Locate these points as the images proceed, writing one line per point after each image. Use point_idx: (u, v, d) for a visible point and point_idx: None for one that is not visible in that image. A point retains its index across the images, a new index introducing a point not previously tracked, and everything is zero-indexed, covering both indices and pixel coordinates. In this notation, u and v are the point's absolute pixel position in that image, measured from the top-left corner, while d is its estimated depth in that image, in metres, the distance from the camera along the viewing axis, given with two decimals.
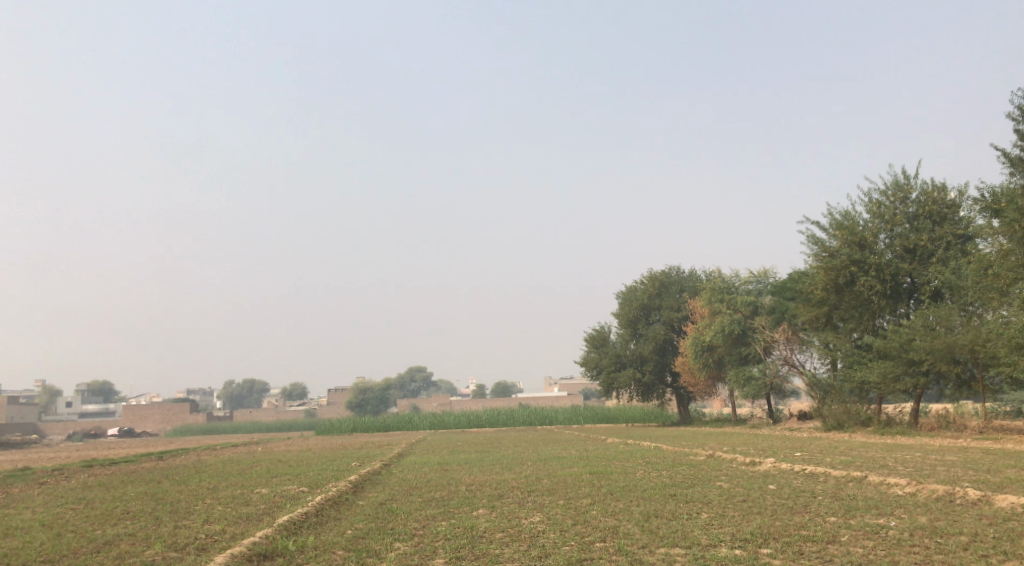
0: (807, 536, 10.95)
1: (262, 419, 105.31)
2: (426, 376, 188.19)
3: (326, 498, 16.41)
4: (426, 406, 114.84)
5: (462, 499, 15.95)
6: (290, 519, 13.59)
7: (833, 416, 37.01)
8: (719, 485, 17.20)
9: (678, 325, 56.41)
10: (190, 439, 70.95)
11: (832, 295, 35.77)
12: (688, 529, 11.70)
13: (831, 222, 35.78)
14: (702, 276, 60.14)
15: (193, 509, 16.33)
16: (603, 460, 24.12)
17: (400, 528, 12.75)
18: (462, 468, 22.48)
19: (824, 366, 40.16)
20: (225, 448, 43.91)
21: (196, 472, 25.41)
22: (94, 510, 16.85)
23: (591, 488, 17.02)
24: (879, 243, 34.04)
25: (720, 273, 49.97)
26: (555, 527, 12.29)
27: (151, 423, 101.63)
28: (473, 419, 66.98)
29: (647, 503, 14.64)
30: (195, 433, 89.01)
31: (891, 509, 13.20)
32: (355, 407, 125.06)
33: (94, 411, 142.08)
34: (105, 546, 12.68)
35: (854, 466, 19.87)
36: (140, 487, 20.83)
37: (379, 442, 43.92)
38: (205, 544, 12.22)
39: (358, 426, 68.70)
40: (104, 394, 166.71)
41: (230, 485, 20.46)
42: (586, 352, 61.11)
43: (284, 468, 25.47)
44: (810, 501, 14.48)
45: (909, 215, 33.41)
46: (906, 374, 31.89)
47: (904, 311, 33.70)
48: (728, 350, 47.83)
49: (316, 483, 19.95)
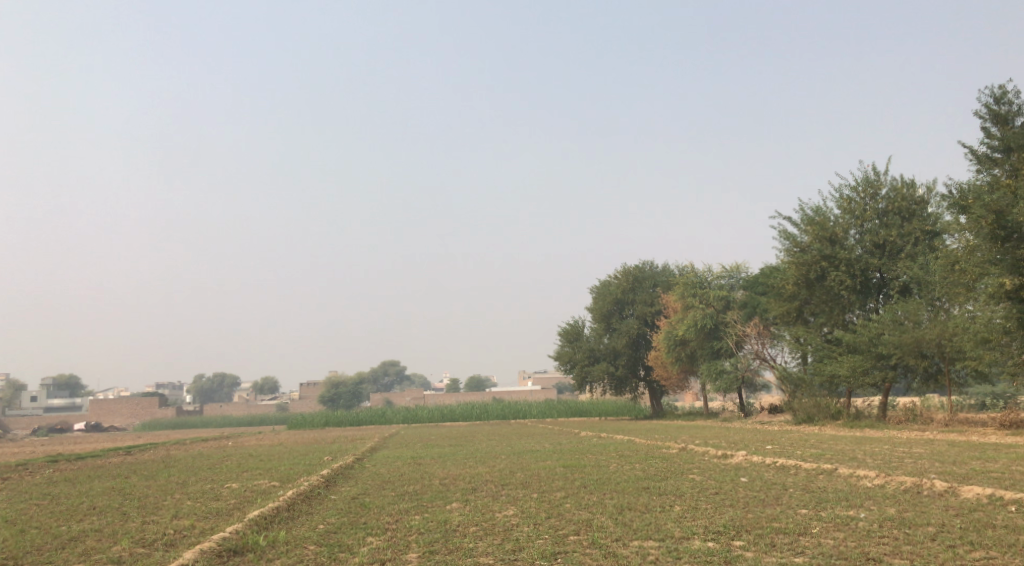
0: (778, 528, 11.02)
1: (233, 413, 104.31)
2: (399, 370, 187.34)
3: (297, 493, 16.25)
4: (399, 400, 114.43)
5: (436, 493, 15.89)
6: (262, 514, 13.43)
7: (803, 409, 37.44)
8: (691, 478, 17.29)
9: (651, 320, 56.69)
10: (159, 434, 70.03)
11: (802, 290, 36.15)
12: (662, 522, 11.74)
13: (803, 217, 36.15)
14: (675, 270, 60.49)
15: (162, 504, 16.09)
16: (577, 453, 24.20)
17: (372, 523, 12.66)
18: (436, 462, 22.42)
19: (795, 360, 40.59)
20: (195, 443, 43.40)
21: (165, 467, 25.06)
22: (59, 505, 16.53)
23: (565, 482, 17.03)
24: (849, 239, 34.46)
25: (693, 268, 50.30)
26: (528, 520, 12.26)
27: (119, 417, 100.18)
28: (446, 413, 66.87)
29: (620, 496, 14.67)
30: (164, 428, 87.91)
31: (860, 501, 13.37)
32: (327, 402, 124.17)
33: (59, 405, 139.74)
34: (70, 542, 12.42)
35: (825, 459, 20.10)
36: (107, 483, 20.50)
37: (352, 436, 43.65)
38: (173, 540, 12.03)
39: (330, 421, 68.28)
40: (71, 388, 164.00)
41: (200, 480, 20.19)
42: (560, 346, 61.21)
43: (255, 463, 25.22)
44: (781, 493, 14.61)
45: (879, 211, 33.85)
46: (874, 368, 32.32)
47: (874, 305, 34.14)
48: (701, 344, 48.20)
49: (288, 478, 19.77)
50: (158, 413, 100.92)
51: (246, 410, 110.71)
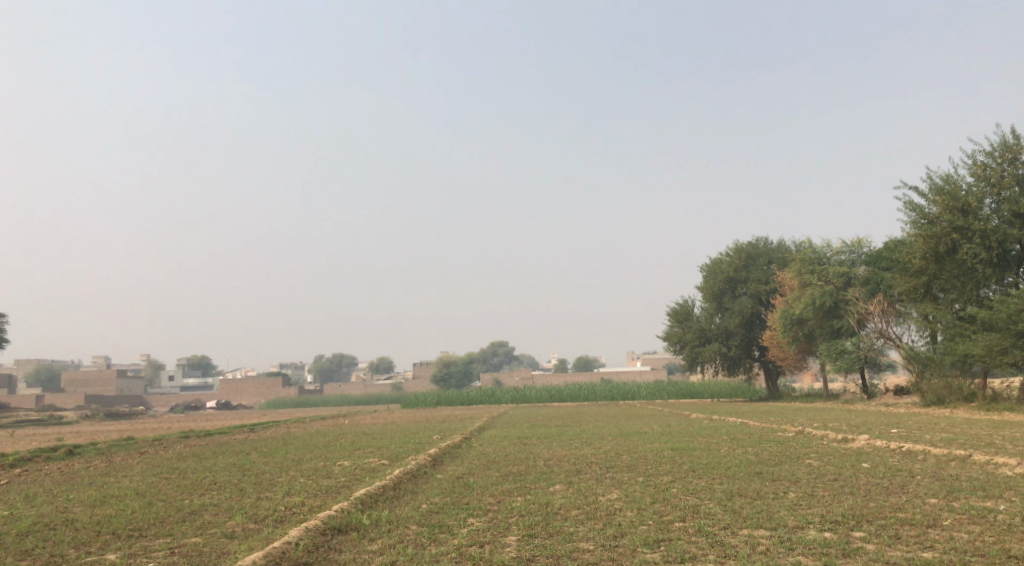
0: (904, 519, 10.21)
1: (351, 393, 108.17)
2: (509, 350, 189.00)
3: (404, 471, 16.45)
4: (508, 380, 115.45)
5: (540, 474, 15.77)
6: (367, 492, 13.64)
7: (933, 391, 35.26)
8: (808, 463, 16.41)
9: (766, 298, 54.57)
10: (283, 412, 73.51)
11: (931, 264, 33.82)
12: (774, 510, 11.10)
13: (931, 186, 33.78)
14: (791, 246, 57.89)
15: (277, 480, 16.70)
16: (687, 435, 23.62)
17: (474, 504, 12.59)
18: (542, 442, 22.34)
19: (924, 339, 38.13)
20: (315, 421, 45.17)
21: (285, 444, 26.07)
22: (186, 479, 17.44)
23: (672, 465, 16.52)
24: (984, 208, 31.90)
25: (812, 244, 47.99)
26: (632, 505, 11.87)
27: (247, 396, 105.78)
28: (555, 393, 66.97)
29: (731, 481, 14.06)
30: (289, 406, 92.10)
31: (998, 492, 12.27)
32: (440, 382, 126.33)
33: (194, 385, 148.84)
34: (190, 515, 12.98)
35: (958, 444, 18.68)
36: (229, 458, 21.50)
37: (463, 416, 44.39)
38: (283, 516, 12.36)
39: (442, 400, 69.67)
40: (203, 368, 174.40)
41: (314, 457, 20.87)
42: (669, 326, 59.96)
43: (368, 440, 25.93)
44: (908, 480, 13.61)
45: (1019, 177, 31.15)
46: (1014, 347, 29.91)
47: (1013, 280, 31.49)
48: (820, 323, 46.09)
49: (397, 456, 20.17)
50: (282, 392, 105.87)
51: (363, 389, 114.60)
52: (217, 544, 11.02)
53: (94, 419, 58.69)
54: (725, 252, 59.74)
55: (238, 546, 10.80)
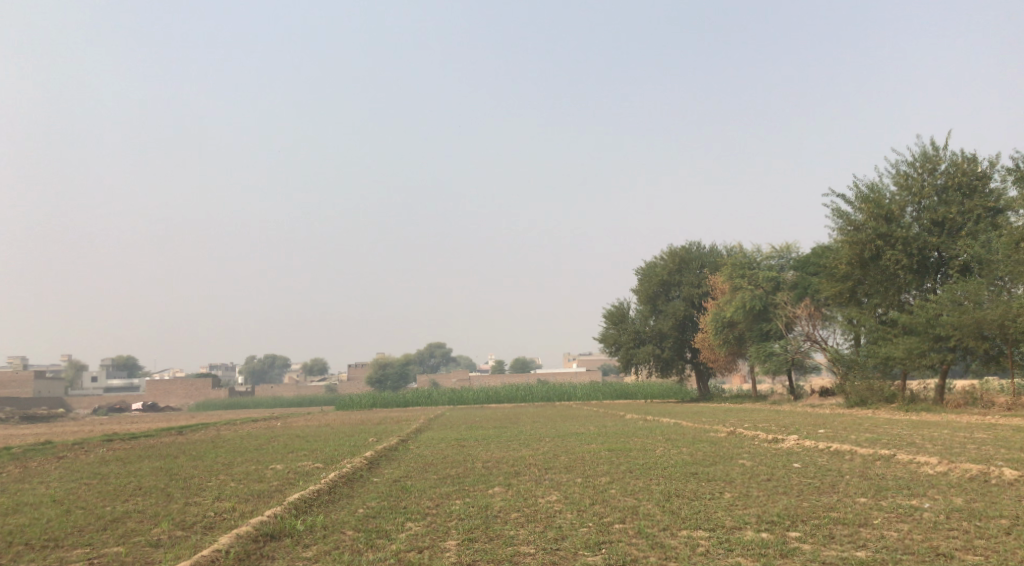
0: (837, 518, 10.43)
1: (284, 394, 106.15)
2: (445, 351, 188.14)
3: (339, 475, 16.11)
4: (446, 382, 115.18)
5: (478, 477, 15.62)
6: (301, 497, 13.27)
7: (856, 392, 36.43)
8: (741, 463, 16.70)
9: (698, 301, 55.65)
10: (212, 413, 71.52)
11: (856, 270, 34.90)
12: (711, 510, 11.23)
13: (857, 194, 34.92)
14: (722, 251, 59.13)
15: (206, 485, 16.13)
16: (622, 436, 23.81)
17: (412, 507, 12.39)
18: (479, 444, 22.18)
19: (848, 342, 39.39)
20: (245, 422, 44.06)
21: (214, 447, 25.27)
22: (107, 485, 16.68)
23: (610, 466, 16.60)
24: (906, 216, 33.12)
25: (742, 248, 49.06)
26: (572, 507, 11.85)
27: (175, 397, 102.68)
28: (491, 394, 66.94)
29: (668, 482, 14.20)
30: (218, 408, 89.57)
31: (923, 490, 12.67)
32: (375, 383, 125.04)
33: (118, 386, 143.67)
34: (112, 523, 12.41)
35: (882, 444, 19.28)
36: (155, 463, 20.71)
37: (398, 418, 43.95)
38: (212, 523, 11.92)
39: (377, 402, 68.92)
40: (128, 369, 168.44)
41: (245, 461, 20.31)
42: (605, 328, 60.56)
43: (301, 443, 25.33)
44: (837, 480, 13.98)
45: (938, 187, 32.46)
46: (932, 350, 31.15)
47: (931, 285, 32.78)
48: (750, 326, 47.16)
49: (332, 459, 19.76)
50: (211, 394, 103.15)
51: (296, 390, 112.47)
52: (142, 554, 10.54)
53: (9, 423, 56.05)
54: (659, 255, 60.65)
55: (165, 554, 10.36)
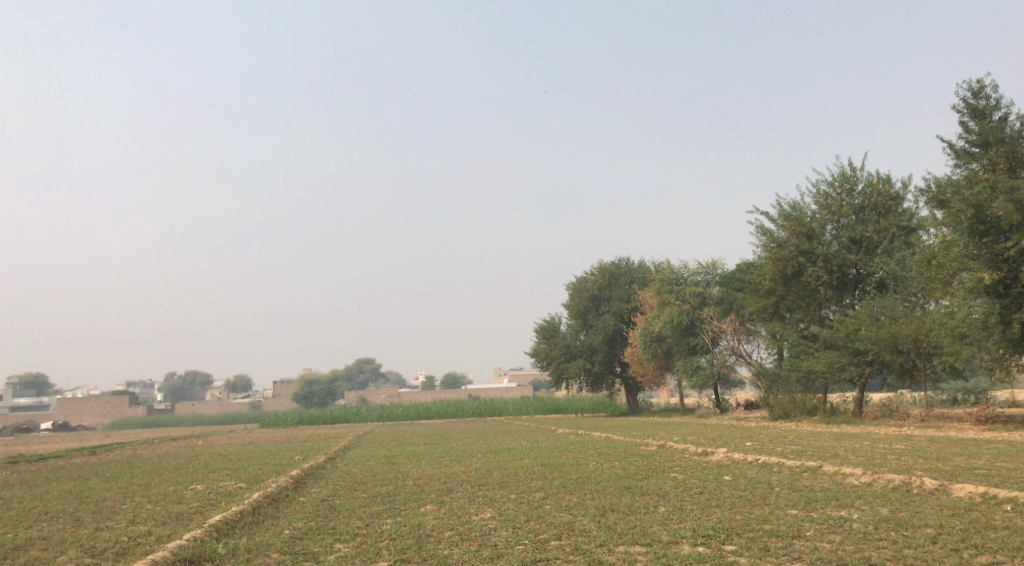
0: (771, 531, 10.47)
1: (205, 412, 102.71)
2: (374, 367, 185.83)
3: (263, 495, 15.46)
4: (375, 397, 113.65)
5: (410, 494, 15.25)
6: (223, 518, 12.66)
7: (780, 405, 37.25)
8: (673, 477, 16.79)
9: (628, 316, 56.31)
10: (129, 432, 68.62)
11: (780, 286, 35.77)
12: (647, 524, 11.15)
13: (779, 213, 35.89)
14: (651, 267, 60.02)
15: (120, 508, 15.26)
16: (554, 451, 23.74)
17: (341, 527, 11.94)
18: (410, 461, 21.77)
19: (772, 356, 40.33)
20: (163, 442, 42.29)
21: (130, 468, 24.04)
22: (9, 511, 15.61)
23: (544, 481, 16.46)
24: (826, 234, 34.20)
25: (669, 265, 49.84)
26: (507, 524, 11.61)
27: (88, 416, 98.15)
28: (421, 410, 66.17)
29: (602, 496, 14.11)
30: (136, 427, 85.97)
31: (851, 501, 12.88)
32: (301, 400, 122.39)
33: (27, 405, 136.68)
34: (13, 552, 11.54)
35: (807, 456, 19.65)
36: (65, 485, 19.55)
37: (326, 435, 42.89)
38: (126, 548, 11.23)
39: (303, 419, 67.34)
40: (38, 387, 160.40)
41: (164, 481, 19.36)
42: (536, 343, 60.62)
43: (222, 462, 24.34)
44: (768, 492, 14.15)
45: (855, 206, 33.65)
46: (851, 364, 32.13)
47: (850, 301, 33.88)
48: (677, 340, 47.87)
49: (256, 478, 19.01)
50: (128, 412, 99.04)
51: (219, 408, 109.13)
52: None
53: None
54: (590, 271, 61.13)
55: None
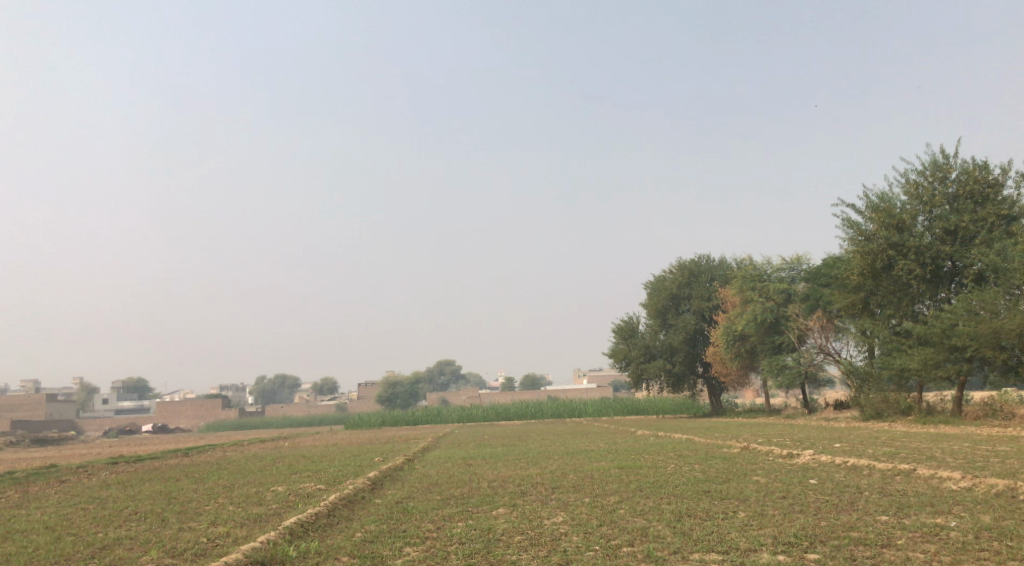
0: (857, 539, 9.87)
1: (294, 414, 105.69)
2: (455, 369, 187.60)
3: (339, 496, 15.61)
4: (456, 399, 115.06)
5: (483, 497, 15.14)
6: (298, 520, 12.80)
7: (871, 405, 35.65)
8: (755, 480, 16.12)
9: (709, 315, 55.01)
10: (221, 434, 71.15)
11: (869, 280, 34.26)
12: (724, 531, 10.69)
13: (867, 204, 34.36)
14: (732, 264, 58.54)
15: (203, 509, 15.65)
16: (633, 453, 23.28)
17: (412, 531, 11.90)
18: (487, 463, 21.68)
19: (862, 354, 38.69)
20: (252, 443, 43.56)
21: (218, 469, 24.80)
22: (103, 510, 16.21)
23: (620, 484, 16.13)
24: (918, 226, 32.55)
25: (752, 261, 48.42)
26: (578, 529, 11.33)
27: (184, 418, 102.26)
28: (500, 411, 66.31)
29: (679, 500, 13.66)
30: (229, 429, 89.15)
31: (948, 507, 12.08)
32: (385, 401, 124.51)
33: (130, 408, 143.80)
34: (101, 551, 11.94)
35: (900, 458, 18.61)
36: (156, 486, 20.24)
37: (405, 436, 43.33)
38: (204, 549, 11.48)
39: (387, 420, 68.46)
40: (138, 390, 168.23)
41: (247, 483, 19.82)
42: (614, 343, 59.97)
43: (306, 464, 24.79)
44: (856, 497, 13.42)
45: (949, 195, 31.90)
46: (948, 360, 30.52)
47: (946, 295, 32.12)
48: (762, 339, 46.49)
49: (335, 480, 19.25)
50: (221, 413, 102.83)
51: (306, 410, 112.25)
52: None
53: (17, 447, 55.86)
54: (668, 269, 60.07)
55: None
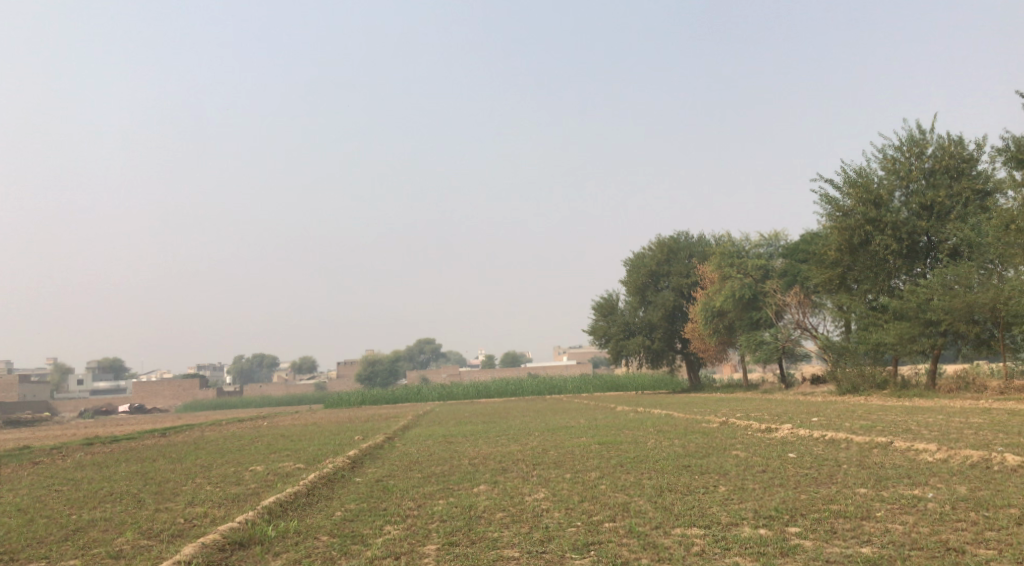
0: (838, 511, 9.90)
1: (273, 393, 105.23)
2: (434, 347, 187.50)
3: (318, 475, 15.47)
4: (436, 377, 115.03)
5: (465, 474, 15.10)
6: (277, 500, 12.65)
7: (848, 379, 35.97)
8: (734, 455, 16.19)
9: (688, 291, 55.18)
10: (199, 414, 70.72)
11: (846, 256, 34.46)
12: (706, 505, 10.68)
13: (845, 180, 34.48)
14: (710, 240, 58.70)
15: (181, 490, 15.46)
16: (613, 429, 23.33)
17: (392, 509, 11.80)
18: (467, 441, 21.62)
19: (838, 329, 39.02)
20: (230, 423, 43.24)
21: (195, 449, 24.55)
22: (77, 492, 15.95)
23: (600, 460, 16.13)
24: (894, 201, 32.70)
25: (730, 237, 48.54)
26: (560, 505, 11.28)
27: (162, 399, 101.45)
28: (481, 389, 66.37)
29: (660, 476, 13.67)
30: (207, 409, 88.51)
31: (925, 479, 12.17)
32: (365, 381, 124.23)
33: (106, 389, 142.45)
34: (75, 533, 11.74)
35: (877, 431, 18.77)
36: (133, 467, 19.99)
37: (385, 415, 43.17)
38: (181, 530, 11.31)
39: (366, 399, 68.30)
40: (115, 371, 166.71)
41: (224, 463, 19.65)
42: (594, 320, 60.07)
43: (285, 443, 24.60)
44: (835, 470, 13.49)
45: (925, 170, 32.07)
46: (923, 335, 30.83)
47: (921, 270, 32.39)
48: (740, 315, 46.74)
49: (314, 459, 19.10)
50: (199, 393, 102.19)
51: (285, 389, 111.78)
52: None
53: None
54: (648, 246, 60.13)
55: None
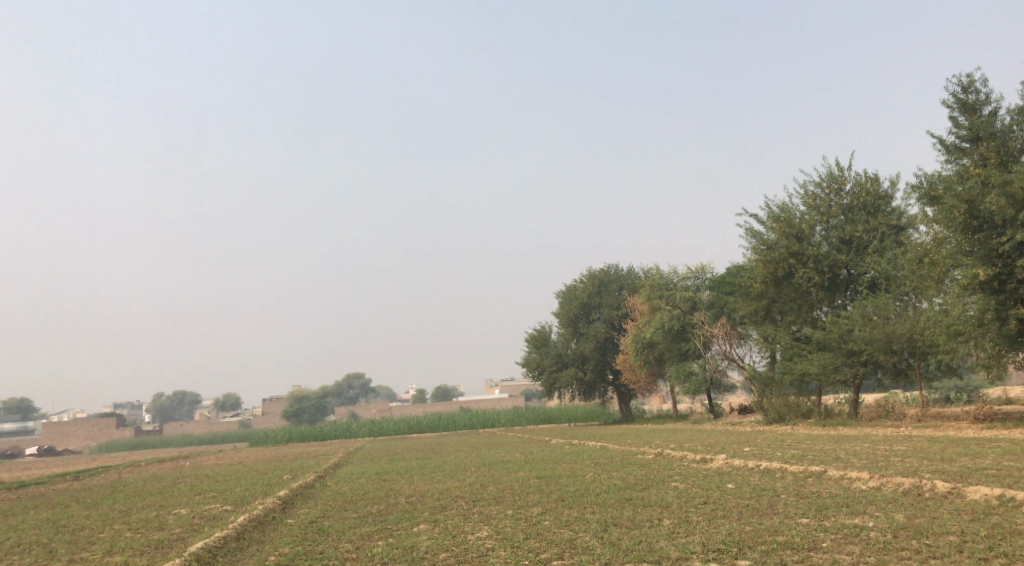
0: (784, 543, 9.90)
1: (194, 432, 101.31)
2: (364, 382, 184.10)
3: (248, 518, 14.77)
4: (367, 413, 112.70)
5: (403, 513, 14.64)
6: (205, 545, 11.97)
7: (774, 409, 36.71)
8: (674, 486, 16.21)
9: (618, 323, 55.77)
10: (115, 455, 67.37)
11: (771, 288, 35.31)
12: (653, 539, 10.58)
13: (769, 215, 35.47)
14: (640, 273, 59.64)
15: (98, 537, 14.54)
16: (550, 462, 23.17)
17: (330, 552, 11.28)
18: (402, 478, 21.11)
19: (764, 359, 39.84)
20: (148, 464, 41.20)
21: (112, 493, 23.20)
22: None
23: (540, 494, 15.93)
24: (815, 235, 33.82)
25: (659, 270, 49.24)
26: (505, 543, 11.00)
27: (75, 440, 96.41)
28: (413, 424, 65.34)
29: (603, 510, 13.52)
30: (123, 450, 84.39)
31: (863, 507, 12.33)
32: (291, 417, 120.80)
33: (13, 430, 134.64)
34: None
35: (808, 460, 19.10)
36: (43, 514, 18.75)
37: (314, 452, 41.92)
38: None
39: (293, 437, 66.31)
40: (22, 411, 157.85)
41: (145, 507, 18.62)
42: (527, 352, 60.03)
43: (209, 484, 23.50)
44: (775, 500, 13.58)
45: (844, 206, 33.30)
46: (845, 365, 31.71)
47: (842, 302, 33.43)
48: (669, 346, 47.34)
49: (243, 500, 18.28)
50: (115, 434, 97.43)
51: (207, 427, 107.78)
52: None
53: None
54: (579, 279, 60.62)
55: None
